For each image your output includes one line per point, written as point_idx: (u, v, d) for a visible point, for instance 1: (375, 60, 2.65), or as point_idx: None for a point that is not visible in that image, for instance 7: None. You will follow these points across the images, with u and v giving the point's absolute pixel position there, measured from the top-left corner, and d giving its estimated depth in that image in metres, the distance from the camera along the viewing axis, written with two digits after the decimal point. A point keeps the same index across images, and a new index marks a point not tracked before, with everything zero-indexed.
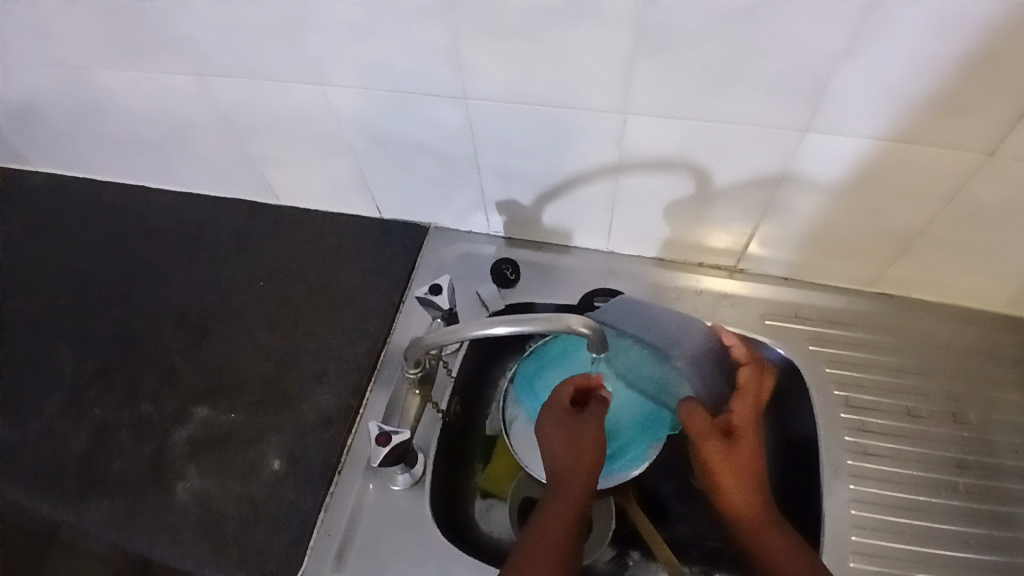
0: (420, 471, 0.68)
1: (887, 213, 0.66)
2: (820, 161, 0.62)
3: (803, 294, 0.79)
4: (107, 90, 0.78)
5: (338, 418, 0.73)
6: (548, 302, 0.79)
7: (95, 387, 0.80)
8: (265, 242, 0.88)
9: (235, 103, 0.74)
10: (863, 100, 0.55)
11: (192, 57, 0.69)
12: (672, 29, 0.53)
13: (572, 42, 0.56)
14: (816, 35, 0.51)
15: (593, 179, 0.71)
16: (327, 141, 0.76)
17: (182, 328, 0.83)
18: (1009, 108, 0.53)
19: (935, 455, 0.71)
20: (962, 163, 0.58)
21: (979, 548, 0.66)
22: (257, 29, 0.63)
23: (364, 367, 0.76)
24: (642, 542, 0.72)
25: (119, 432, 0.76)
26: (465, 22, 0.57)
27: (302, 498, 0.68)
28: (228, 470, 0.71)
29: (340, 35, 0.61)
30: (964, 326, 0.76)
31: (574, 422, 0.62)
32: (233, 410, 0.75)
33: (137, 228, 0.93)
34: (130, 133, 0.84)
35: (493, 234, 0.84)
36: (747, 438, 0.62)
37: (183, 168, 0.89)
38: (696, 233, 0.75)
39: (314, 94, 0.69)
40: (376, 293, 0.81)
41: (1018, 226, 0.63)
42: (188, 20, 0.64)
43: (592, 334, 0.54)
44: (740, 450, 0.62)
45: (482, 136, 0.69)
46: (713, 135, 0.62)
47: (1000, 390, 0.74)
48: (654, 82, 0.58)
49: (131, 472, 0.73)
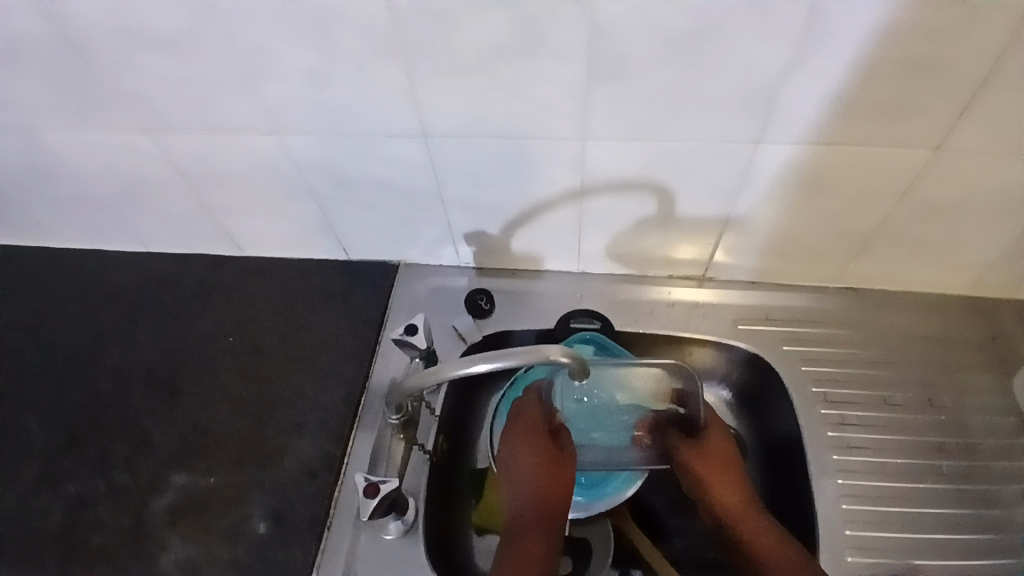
0: (412, 517, 0.67)
1: (847, 213, 0.67)
2: (772, 172, 0.63)
3: (771, 296, 0.80)
4: (59, 152, 0.76)
5: (322, 469, 0.71)
6: (524, 330, 0.79)
7: (67, 459, 0.77)
8: (232, 294, 0.86)
9: (193, 157, 0.72)
10: (811, 111, 0.57)
11: (148, 115, 0.68)
12: (625, 57, 0.54)
13: (529, 76, 0.57)
14: (761, 55, 0.53)
15: (558, 205, 0.71)
16: (290, 188, 0.75)
17: (153, 391, 0.80)
18: (950, 108, 0.55)
19: (917, 442, 0.72)
20: (912, 160, 0.60)
21: (969, 529, 0.68)
22: (213, 83, 0.62)
23: (344, 414, 0.75)
24: (643, 560, 0.72)
25: (95, 504, 0.73)
26: (421, 64, 0.57)
27: (292, 557, 0.66)
28: (212, 534, 0.69)
29: (297, 85, 0.61)
30: (930, 313, 0.79)
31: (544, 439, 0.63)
32: (211, 472, 0.73)
33: (98, 289, 0.90)
34: (85, 195, 0.82)
35: (464, 265, 0.84)
36: (720, 446, 0.68)
37: (143, 227, 0.87)
38: (663, 247, 0.76)
39: (272, 143, 0.68)
40: (351, 336, 0.80)
41: (969, 214, 0.65)
42: (140, 78, 0.63)
43: (573, 362, 0.53)
44: (716, 456, 0.67)
45: (445, 171, 0.68)
46: (670, 152, 0.62)
47: (970, 372, 0.76)
48: (611, 106, 0.58)
49: (112, 546, 0.70)
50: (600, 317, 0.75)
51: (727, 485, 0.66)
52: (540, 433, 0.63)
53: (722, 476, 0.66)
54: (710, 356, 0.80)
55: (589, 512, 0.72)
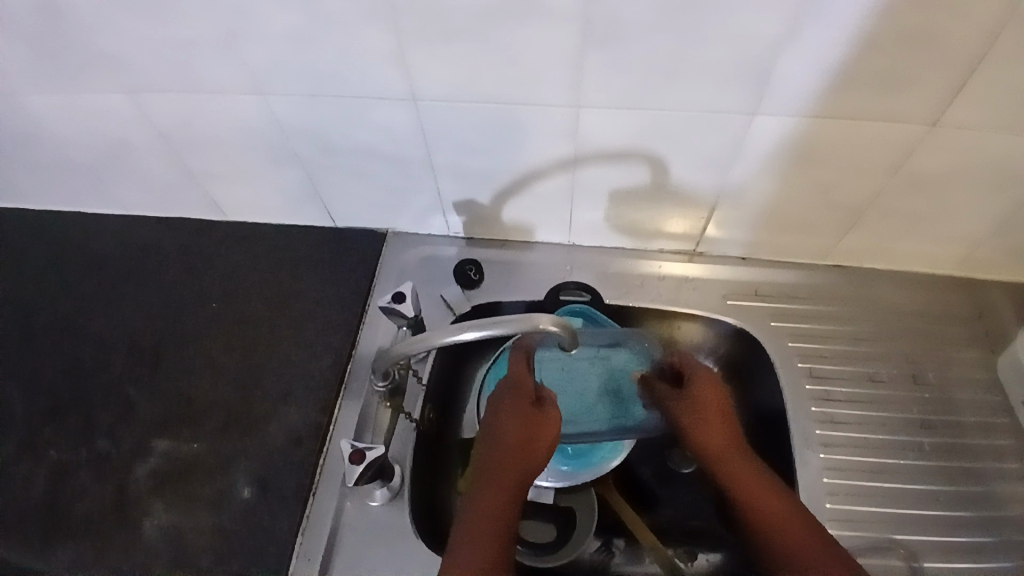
0: (398, 484, 0.67)
1: (840, 188, 0.67)
2: (764, 145, 0.63)
3: (761, 272, 0.80)
4: (35, 113, 0.74)
5: (309, 437, 0.71)
6: (513, 300, 0.78)
7: (49, 427, 0.76)
8: (215, 261, 0.85)
9: (175, 120, 0.71)
10: (804, 83, 0.56)
11: (128, 76, 0.66)
12: (619, 22, 0.53)
13: (520, 39, 0.55)
14: (758, 23, 0.52)
15: (550, 174, 0.70)
16: (275, 153, 0.73)
17: (135, 358, 0.79)
18: (945, 84, 0.54)
19: (900, 417, 0.73)
20: (907, 136, 0.60)
21: (948, 504, 0.69)
22: (191, 41, 0.60)
23: (330, 383, 0.74)
24: (626, 529, 0.73)
25: (78, 471, 0.72)
26: (410, 24, 0.55)
27: (277, 524, 0.66)
28: (196, 502, 0.69)
29: (280, 44, 0.59)
30: (917, 289, 0.79)
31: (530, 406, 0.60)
32: (196, 440, 0.72)
33: (78, 255, 0.88)
34: (62, 157, 0.80)
35: (453, 235, 0.83)
36: (702, 391, 0.63)
37: (122, 191, 0.85)
38: (654, 220, 0.75)
39: (256, 106, 0.67)
40: (338, 305, 0.80)
41: (959, 190, 0.65)
42: (117, 36, 0.61)
43: (562, 332, 0.52)
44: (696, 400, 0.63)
45: (436, 139, 0.67)
46: (664, 123, 0.62)
47: (955, 348, 0.77)
48: (603, 73, 0.57)
49: (96, 513, 0.69)
50: (589, 291, 0.76)
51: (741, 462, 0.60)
52: (526, 400, 0.60)
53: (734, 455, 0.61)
54: (698, 331, 0.79)
55: (574, 482, 0.72)
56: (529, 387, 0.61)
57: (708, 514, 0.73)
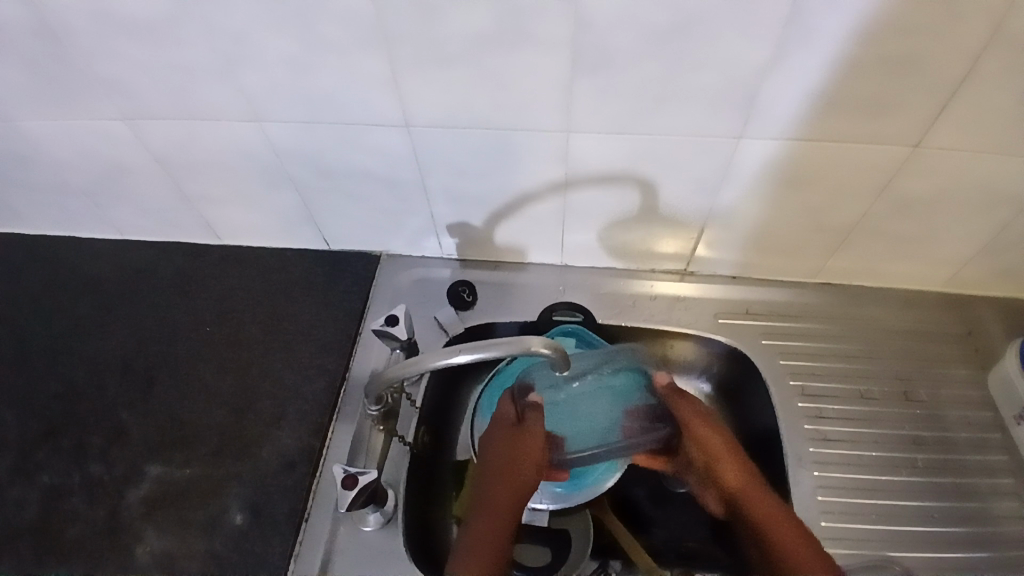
0: (391, 508, 0.67)
1: (828, 210, 0.68)
2: (751, 168, 0.64)
3: (751, 290, 0.80)
4: (32, 138, 0.74)
5: (301, 461, 0.71)
6: (506, 321, 0.79)
7: (42, 450, 0.75)
8: (210, 284, 0.85)
9: (171, 144, 0.71)
10: (791, 107, 0.57)
11: (127, 102, 0.67)
12: (608, 50, 0.54)
13: (512, 65, 0.56)
14: (746, 51, 0.53)
15: (542, 197, 0.71)
16: (271, 176, 0.74)
17: (129, 381, 0.79)
18: (928, 108, 0.55)
19: (892, 435, 0.73)
20: (892, 158, 0.61)
21: (942, 521, 0.69)
22: (190, 67, 0.61)
23: (324, 406, 0.74)
24: (622, 551, 0.72)
25: (71, 495, 0.72)
26: (404, 52, 0.56)
27: (270, 549, 0.66)
28: (189, 526, 0.68)
29: (276, 71, 0.60)
30: (908, 308, 0.80)
31: (515, 430, 0.62)
32: (189, 464, 0.72)
33: (74, 278, 0.89)
34: (60, 181, 0.81)
35: (447, 257, 0.83)
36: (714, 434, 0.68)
37: (119, 215, 0.86)
38: (646, 241, 0.76)
39: (253, 132, 0.67)
40: (331, 328, 0.80)
41: (948, 210, 0.66)
42: (116, 62, 0.62)
43: (553, 354, 0.53)
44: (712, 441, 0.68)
45: (429, 164, 0.68)
46: (654, 147, 0.63)
47: (945, 366, 0.77)
48: (595, 99, 0.58)
49: (88, 537, 0.69)
50: (582, 310, 0.77)
51: (766, 505, 0.64)
52: (509, 424, 0.63)
53: (758, 495, 0.65)
54: (691, 349, 0.80)
55: (569, 502, 0.72)
56: (511, 411, 0.64)
57: (702, 535, 0.73)
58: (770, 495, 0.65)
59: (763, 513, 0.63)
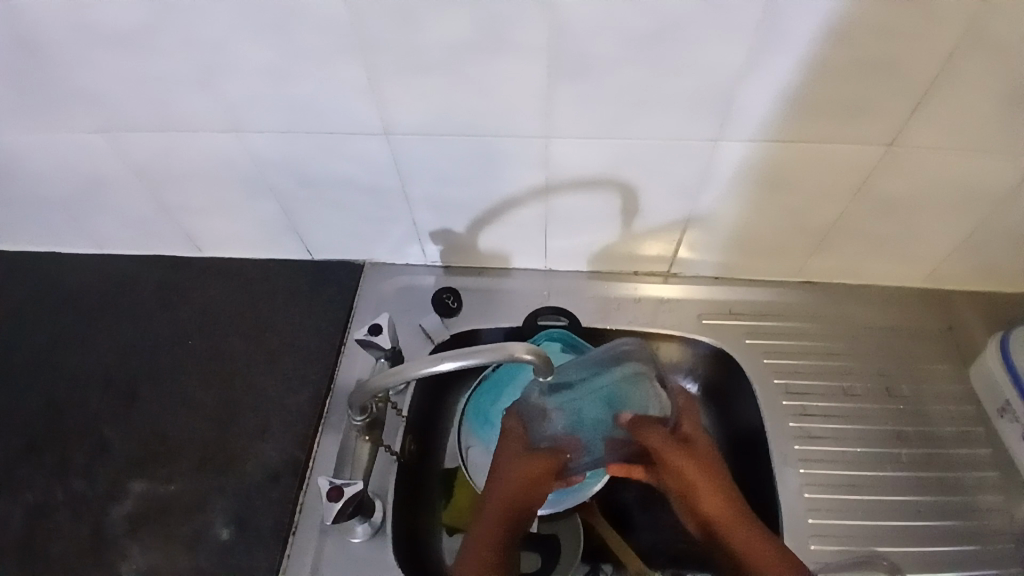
0: (379, 519, 0.66)
1: (808, 210, 0.69)
2: (731, 170, 0.64)
3: (734, 291, 0.81)
4: (9, 151, 0.74)
5: (287, 473, 0.70)
6: (491, 327, 0.79)
7: (24, 467, 0.74)
8: (193, 295, 0.85)
9: (151, 155, 0.71)
10: (768, 109, 0.57)
11: (105, 115, 0.66)
12: (587, 57, 0.54)
13: (493, 72, 0.56)
14: (723, 56, 0.53)
15: (524, 203, 0.71)
16: (252, 187, 0.73)
17: (111, 396, 0.78)
18: (902, 108, 0.56)
19: (877, 431, 0.74)
20: (868, 157, 0.61)
21: (927, 515, 0.69)
22: (168, 79, 0.61)
23: (309, 417, 0.74)
24: (612, 554, 0.72)
25: (54, 512, 0.71)
26: (383, 61, 0.56)
27: (256, 563, 0.65)
28: (174, 542, 0.67)
29: (255, 82, 0.60)
30: (888, 305, 0.80)
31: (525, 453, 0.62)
32: (173, 479, 0.71)
33: (55, 292, 0.88)
34: (38, 195, 0.80)
35: (431, 264, 0.83)
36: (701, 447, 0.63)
37: (99, 227, 0.85)
38: (629, 243, 0.76)
39: (233, 142, 0.67)
40: (315, 338, 0.79)
41: (925, 208, 0.67)
42: (94, 74, 0.62)
43: (538, 360, 0.53)
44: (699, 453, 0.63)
45: (411, 172, 0.68)
46: (635, 152, 0.63)
47: (927, 362, 0.78)
48: (575, 106, 0.59)
49: (72, 555, 0.68)
50: (566, 314, 0.77)
51: (746, 532, 0.60)
52: (518, 446, 0.62)
53: (743, 528, 0.60)
54: (676, 351, 0.80)
55: (559, 507, 0.71)
56: (521, 430, 0.63)
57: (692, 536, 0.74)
58: (749, 517, 0.61)
59: (741, 542, 0.60)
